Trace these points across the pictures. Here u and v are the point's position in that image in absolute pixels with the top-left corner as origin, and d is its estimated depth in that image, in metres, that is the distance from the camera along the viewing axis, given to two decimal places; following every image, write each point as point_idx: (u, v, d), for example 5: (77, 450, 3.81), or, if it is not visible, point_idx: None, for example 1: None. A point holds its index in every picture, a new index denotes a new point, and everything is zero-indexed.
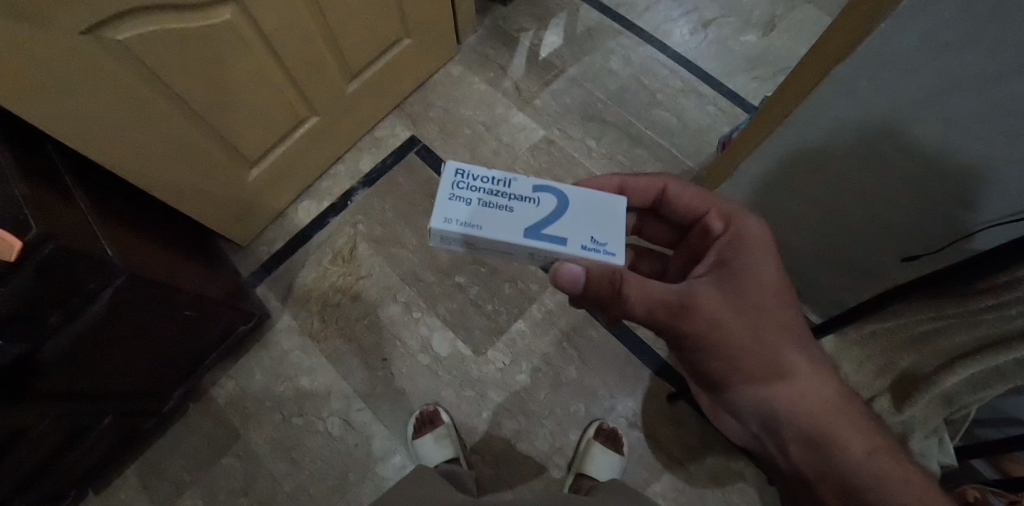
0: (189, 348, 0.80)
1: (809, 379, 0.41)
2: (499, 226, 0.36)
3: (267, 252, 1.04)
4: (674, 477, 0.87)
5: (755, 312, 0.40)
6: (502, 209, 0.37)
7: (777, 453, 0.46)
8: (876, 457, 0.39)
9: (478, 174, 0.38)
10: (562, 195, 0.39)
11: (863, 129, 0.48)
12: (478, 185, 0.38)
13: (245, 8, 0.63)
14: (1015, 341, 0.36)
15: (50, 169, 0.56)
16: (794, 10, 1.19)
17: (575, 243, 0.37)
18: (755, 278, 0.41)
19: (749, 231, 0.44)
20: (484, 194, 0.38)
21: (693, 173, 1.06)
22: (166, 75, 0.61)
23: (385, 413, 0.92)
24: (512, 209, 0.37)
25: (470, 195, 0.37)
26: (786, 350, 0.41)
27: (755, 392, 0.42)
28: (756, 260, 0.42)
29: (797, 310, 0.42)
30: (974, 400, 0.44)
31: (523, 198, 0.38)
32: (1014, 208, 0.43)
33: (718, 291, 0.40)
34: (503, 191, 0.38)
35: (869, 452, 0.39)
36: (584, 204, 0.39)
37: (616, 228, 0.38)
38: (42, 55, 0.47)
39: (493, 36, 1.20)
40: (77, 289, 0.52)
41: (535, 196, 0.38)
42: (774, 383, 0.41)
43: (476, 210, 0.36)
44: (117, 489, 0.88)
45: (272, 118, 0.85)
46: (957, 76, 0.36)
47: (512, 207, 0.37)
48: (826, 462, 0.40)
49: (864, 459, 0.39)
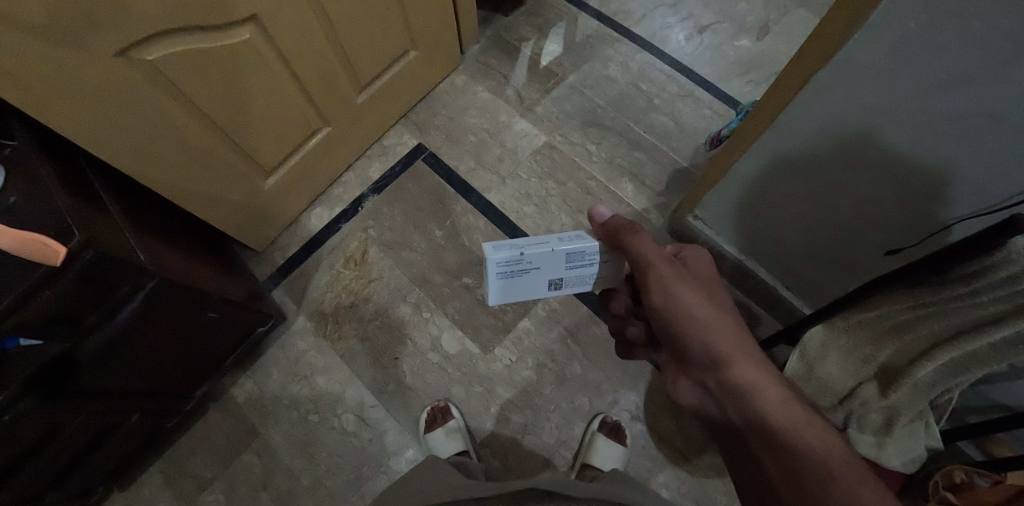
0: (211, 347, 0.84)
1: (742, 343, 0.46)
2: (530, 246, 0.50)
3: (282, 256, 1.08)
4: (677, 469, 0.90)
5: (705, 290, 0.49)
6: None
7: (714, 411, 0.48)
8: (791, 409, 0.41)
9: None
10: None
11: (842, 130, 0.51)
12: None
13: (262, 26, 0.68)
14: (1002, 320, 0.38)
15: (84, 180, 0.60)
16: (787, 15, 1.22)
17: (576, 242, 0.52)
18: (704, 275, 0.52)
19: (695, 251, 0.54)
20: None
21: (690, 175, 1.10)
22: (192, 92, 0.66)
23: (396, 409, 0.95)
24: None
25: None
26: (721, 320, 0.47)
27: (704, 349, 0.46)
28: (698, 266, 0.53)
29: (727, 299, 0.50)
30: (954, 385, 0.46)
31: None
32: (980, 203, 0.46)
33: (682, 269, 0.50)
34: None
35: (785, 403, 0.42)
36: None
37: None
38: (78, 75, 0.51)
39: (495, 46, 1.24)
40: (114, 291, 0.57)
41: None
42: (720, 339, 0.46)
43: None
44: (142, 485, 0.92)
45: (287, 129, 0.89)
46: (922, 81, 0.40)
47: None
48: (750, 411, 0.42)
49: (781, 407, 0.42)
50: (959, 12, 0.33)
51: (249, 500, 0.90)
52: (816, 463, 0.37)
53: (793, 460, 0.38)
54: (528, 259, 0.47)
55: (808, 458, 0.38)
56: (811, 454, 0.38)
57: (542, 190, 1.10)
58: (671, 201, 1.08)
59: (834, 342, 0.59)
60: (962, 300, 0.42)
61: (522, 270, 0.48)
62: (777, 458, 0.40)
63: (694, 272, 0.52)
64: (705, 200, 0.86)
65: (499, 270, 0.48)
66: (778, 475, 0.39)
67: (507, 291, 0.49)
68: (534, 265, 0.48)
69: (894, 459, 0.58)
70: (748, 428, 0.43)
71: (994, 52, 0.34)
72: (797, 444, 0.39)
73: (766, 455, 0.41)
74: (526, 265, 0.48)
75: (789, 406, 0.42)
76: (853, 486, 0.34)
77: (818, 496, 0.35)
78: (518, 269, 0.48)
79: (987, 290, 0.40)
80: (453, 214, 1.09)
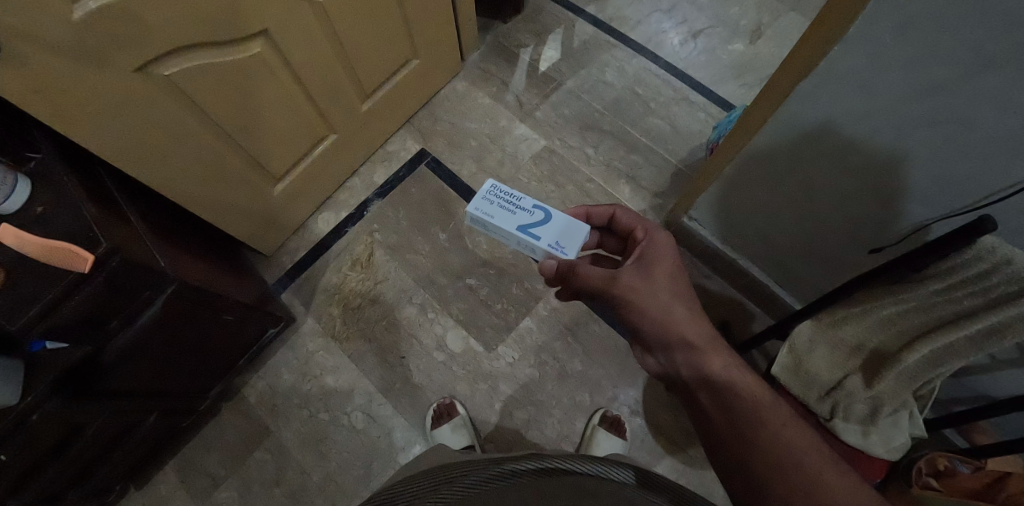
0: (225, 347, 0.87)
1: (697, 327, 0.50)
2: (502, 220, 0.58)
3: (290, 260, 1.11)
4: (675, 460, 0.93)
5: (666, 281, 0.52)
6: (510, 212, 0.59)
7: (668, 374, 0.52)
8: (731, 373, 0.46)
9: (503, 190, 0.61)
10: (550, 212, 0.59)
11: (824, 132, 0.54)
12: (500, 196, 0.60)
13: (272, 40, 0.70)
14: (974, 315, 0.42)
15: (104, 189, 0.63)
16: (779, 19, 1.25)
17: (546, 241, 0.57)
18: (668, 264, 0.54)
19: (659, 238, 0.56)
20: (502, 202, 0.60)
21: (686, 177, 1.13)
22: (205, 104, 0.68)
23: (403, 406, 0.98)
24: (515, 214, 0.58)
25: (493, 200, 0.60)
26: (675, 308, 0.50)
27: (671, 332, 0.49)
28: (660, 256, 0.54)
29: (687, 284, 0.53)
30: (934, 375, 0.50)
31: (527, 207, 0.59)
32: (954, 203, 0.48)
33: (637, 271, 0.53)
34: (514, 202, 0.59)
35: (726, 368, 0.47)
36: (563, 219, 0.59)
37: (575, 239, 0.58)
38: (102, 90, 0.54)
39: (494, 53, 1.27)
40: (136, 296, 0.60)
41: (532, 209, 0.59)
42: (676, 323, 0.49)
43: (490, 210, 0.59)
44: (157, 483, 0.95)
45: (295, 137, 0.91)
46: (898, 91, 0.43)
47: (514, 212, 0.59)
48: (705, 374, 0.47)
49: (728, 370, 0.46)
50: (928, 25, 0.36)
51: (262, 497, 0.93)
52: (753, 414, 0.42)
53: (735, 415, 0.43)
54: (508, 208, 0.59)
55: (749, 411, 0.42)
56: (752, 407, 0.43)
57: (542, 193, 1.13)
58: (668, 202, 1.11)
59: (822, 337, 0.61)
60: (934, 297, 0.46)
61: (508, 197, 0.60)
62: (723, 411, 0.44)
63: (652, 263, 0.54)
64: (700, 201, 0.88)
65: (491, 191, 0.60)
66: (723, 425, 0.44)
67: (500, 187, 0.61)
68: (520, 205, 0.59)
69: (879, 445, 0.62)
70: (694, 383, 0.48)
71: (966, 66, 0.36)
72: (741, 399, 0.44)
73: (714, 408, 0.45)
74: (508, 207, 0.59)
75: (728, 372, 0.46)
76: (779, 429, 0.40)
77: (754, 439, 0.41)
78: (502, 203, 0.60)
79: (957, 286, 0.43)
80: (455, 217, 1.12)
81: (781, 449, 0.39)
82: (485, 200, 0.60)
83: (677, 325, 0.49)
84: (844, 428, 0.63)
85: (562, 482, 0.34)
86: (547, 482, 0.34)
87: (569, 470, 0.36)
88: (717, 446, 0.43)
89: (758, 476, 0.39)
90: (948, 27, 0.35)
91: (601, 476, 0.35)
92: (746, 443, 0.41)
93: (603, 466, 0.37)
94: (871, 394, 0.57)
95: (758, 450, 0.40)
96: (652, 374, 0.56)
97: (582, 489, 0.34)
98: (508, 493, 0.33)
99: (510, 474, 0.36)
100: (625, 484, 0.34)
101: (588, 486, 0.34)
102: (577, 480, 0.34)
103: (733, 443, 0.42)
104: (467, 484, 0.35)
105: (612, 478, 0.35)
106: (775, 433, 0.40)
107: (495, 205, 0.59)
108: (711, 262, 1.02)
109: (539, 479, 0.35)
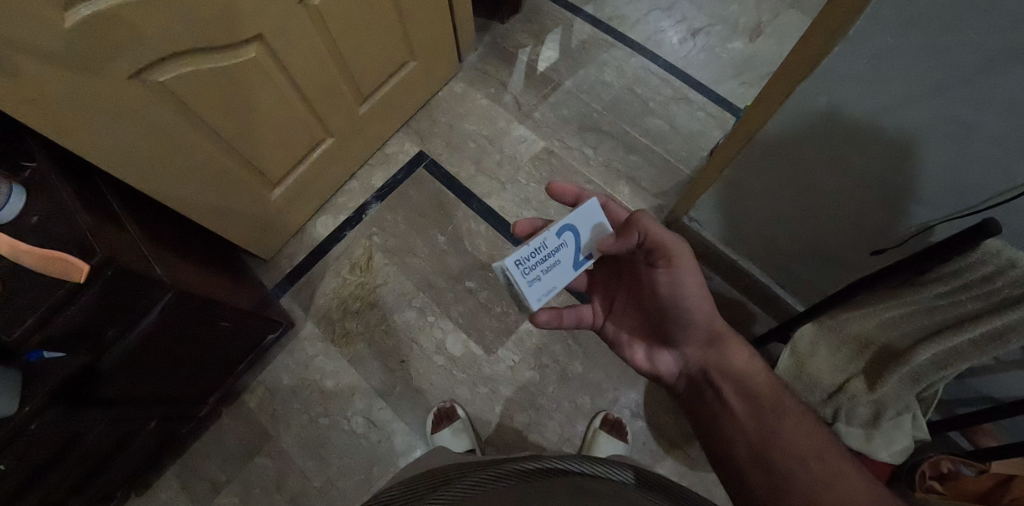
0: (224, 353, 0.87)
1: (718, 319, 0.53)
2: (566, 276, 0.49)
3: (289, 264, 1.11)
4: (675, 462, 0.93)
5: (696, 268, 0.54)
6: (557, 263, 0.48)
7: (684, 370, 0.54)
8: (751, 365, 0.50)
9: (526, 254, 0.46)
10: (577, 225, 0.50)
11: (829, 130, 0.53)
12: (533, 262, 0.47)
13: (266, 44, 0.70)
14: (975, 318, 0.42)
15: (101, 199, 0.62)
16: (778, 17, 1.24)
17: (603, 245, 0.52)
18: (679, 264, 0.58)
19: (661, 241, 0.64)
20: (541, 263, 0.47)
21: (687, 178, 1.12)
22: (199, 108, 0.68)
23: (404, 411, 0.98)
24: (563, 259, 0.49)
25: (536, 271, 0.47)
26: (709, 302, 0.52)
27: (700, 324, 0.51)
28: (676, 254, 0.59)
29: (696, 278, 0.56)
30: (938, 378, 0.49)
31: (559, 242, 0.49)
32: (952, 207, 0.48)
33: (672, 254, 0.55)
34: (548, 251, 0.48)
35: (748, 359, 0.50)
36: (591, 216, 0.51)
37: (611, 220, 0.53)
38: (95, 98, 0.53)
39: (492, 53, 1.27)
40: (134, 304, 0.59)
41: (565, 240, 0.49)
42: (704, 316, 0.51)
43: (550, 282, 0.48)
44: (159, 489, 0.95)
45: (291, 140, 0.91)
46: (902, 94, 0.42)
47: (560, 258, 0.49)
48: (728, 366, 0.50)
49: (747, 361, 0.50)
50: (934, 26, 0.35)
51: (263, 501, 0.93)
52: (775, 413, 0.44)
53: (756, 405, 0.46)
54: (554, 263, 0.48)
55: (767, 403, 0.46)
56: (767, 399, 0.46)
57: (542, 195, 1.12)
58: (668, 203, 1.10)
59: (824, 338, 0.61)
60: (936, 300, 0.45)
61: (538, 254, 0.47)
62: (748, 401, 0.47)
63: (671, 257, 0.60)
64: (700, 202, 0.88)
65: (524, 269, 0.46)
66: (743, 415, 0.46)
67: (519, 257, 0.46)
68: (555, 249, 0.48)
69: (880, 451, 0.61)
70: (716, 373, 0.50)
71: (970, 69, 0.36)
72: (759, 389, 0.47)
73: (739, 400, 0.47)
74: (550, 263, 0.48)
75: (751, 364, 0.50)
76: (793, 421, 0.43)
77: (773, 429, 0.43)
78: (543, 267, 0.47)
79: (958, 291, 0.43)
80: (454, 220, 1.11)
81: (800, 447, 0.41)
82: (535, 285, 0.47)
83: (708, 318, 0.51)
84: (847, 432, 0.63)
85: (562, 481, 0.34)
86: (545, 482, 0.34)
87: (568, 470, 0.36)
88: (734, 441, 0.45)
89: (777, 468, 0.40)
90: (954, 31, 0.34)
91: (602, 476, 0.35)
92: (762, 431, 0.43)
93: (604, 466, 0.36)
94: (874, 397, 0.57)
95: (774, 437, 0.42)
96: (660, 373, 0.57)
97: (582, 489, 0.33)
98: (508, 491, 0.34)
99: (511, 474, 0.36)
100: (625, 485, 0.34)
101: (588, 486, 0.34)
102: (577, 480, 0.34)
103: (752, 434, 0.44)
104: (468, 484, 0.35)
105: (613, 478, 0.35)
106: (793, 430, 0.42)
107: (543, 273, 0.47)
108: (711, 262, 1.02)
109: (540, 478, 0.35)
